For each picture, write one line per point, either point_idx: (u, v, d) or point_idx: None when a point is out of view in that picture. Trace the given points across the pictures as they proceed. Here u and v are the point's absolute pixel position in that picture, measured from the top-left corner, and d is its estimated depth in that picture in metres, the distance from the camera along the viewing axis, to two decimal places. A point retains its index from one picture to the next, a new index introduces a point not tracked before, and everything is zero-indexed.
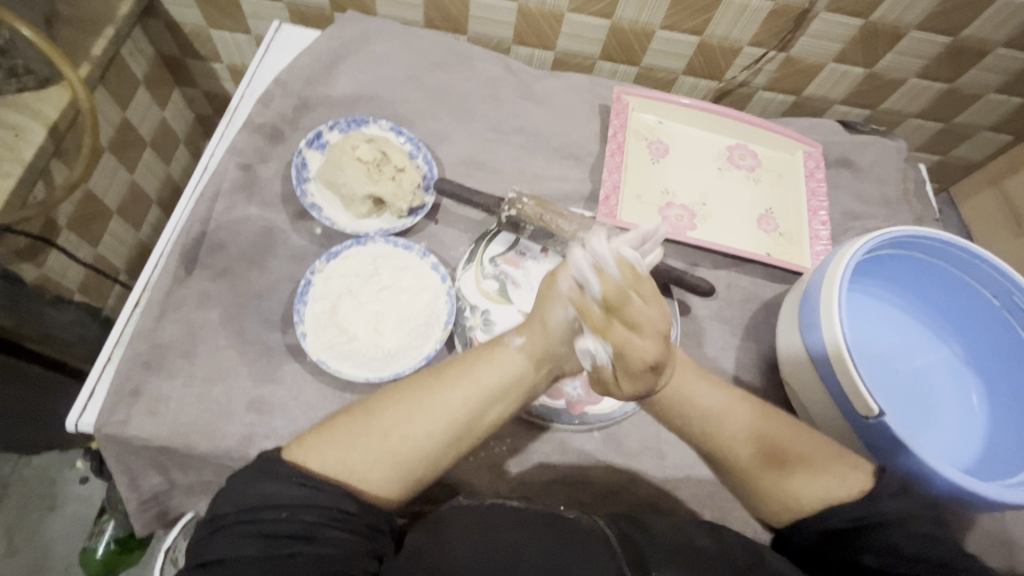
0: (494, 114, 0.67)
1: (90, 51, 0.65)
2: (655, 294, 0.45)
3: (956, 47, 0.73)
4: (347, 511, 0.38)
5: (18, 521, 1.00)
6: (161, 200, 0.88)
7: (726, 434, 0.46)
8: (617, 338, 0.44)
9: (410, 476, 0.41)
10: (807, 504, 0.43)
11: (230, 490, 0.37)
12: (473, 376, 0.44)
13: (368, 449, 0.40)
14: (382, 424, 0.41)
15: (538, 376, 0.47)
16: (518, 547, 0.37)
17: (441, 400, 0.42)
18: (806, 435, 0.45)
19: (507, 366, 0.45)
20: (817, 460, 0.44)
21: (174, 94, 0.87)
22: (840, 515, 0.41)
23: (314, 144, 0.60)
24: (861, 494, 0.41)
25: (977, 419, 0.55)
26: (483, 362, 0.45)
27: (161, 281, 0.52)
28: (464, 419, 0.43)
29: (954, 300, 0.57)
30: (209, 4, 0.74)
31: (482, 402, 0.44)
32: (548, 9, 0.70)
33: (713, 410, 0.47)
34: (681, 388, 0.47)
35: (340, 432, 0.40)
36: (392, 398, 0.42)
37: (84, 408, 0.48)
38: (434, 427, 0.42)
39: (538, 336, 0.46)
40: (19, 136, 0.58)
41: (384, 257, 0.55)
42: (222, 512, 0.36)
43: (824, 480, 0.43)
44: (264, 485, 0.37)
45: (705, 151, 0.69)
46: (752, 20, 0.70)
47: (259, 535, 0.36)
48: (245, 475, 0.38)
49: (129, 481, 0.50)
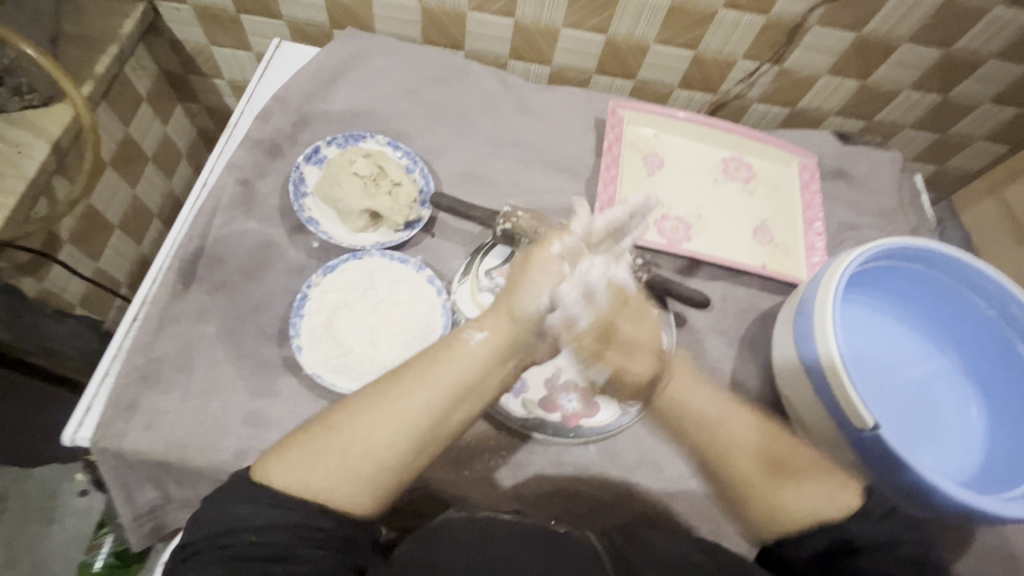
0: (491, 128, 0.68)
1: (93, 69, 0.66)
2: (649, 322, 0.54)
3: (949, 59, 0.74)
4: (317, 528, 0.38)
5: (17, 534, 1.00)
6: (162, 214, 0.89)
7: (735, 446, 0.50)
8: (612, 361, 0.53)
9: (380, 485, 0.40)
10: (800, 513, 0.45)
11: (201, 513, 0.38)
12: (432, 377, 0.43)
13: (330, 466, 0.39)
14: (341, 438, 0.40)
15: (504, 370, 0.46)
16: (514, 561, 0.38)
17: (399, 406, 0.41)
18: (801, 452, 0.49)
19: (467, 363, 0.44)
20: (806, 475, 0.47)
21: (176, 109, 0.88)
22: (823, 535, 0.44)
23: (312, 159, 0.61)
24: (845, 510, 0.44)
25: (976, 431, 0.54)
26: (442, 362, 0.43)
27: (159, 295, 0.53)
28: (425, 423, 0.41)
29: (951, 310, 0.57)
30: (211, 22, 0.75)
31: (445, 403, 0.42)
32: (543, 25, 0.71)
33: (715, 418, 0.51)
34: (677, 394, 0.53)
35: (300, 449, 0.39)
36: (350, 408, 0.41)
37: (80, 422, 0.48)
38: (397, 433, 0.41)
39: (501, 328, 0.46)
40: (22, 152, 0.59)
41: (380, 270, 0.56)
42: (194, 539, 0.37)
43: (815, 491, 0.46)
44: (230, 507, 0.37)
45: (700, 163, 0.69)
46: (745, 34, 0.71)
47: (231, 559, 0.36)
48: (212, 499, 0.38)
49: (125, 496, 0.50)
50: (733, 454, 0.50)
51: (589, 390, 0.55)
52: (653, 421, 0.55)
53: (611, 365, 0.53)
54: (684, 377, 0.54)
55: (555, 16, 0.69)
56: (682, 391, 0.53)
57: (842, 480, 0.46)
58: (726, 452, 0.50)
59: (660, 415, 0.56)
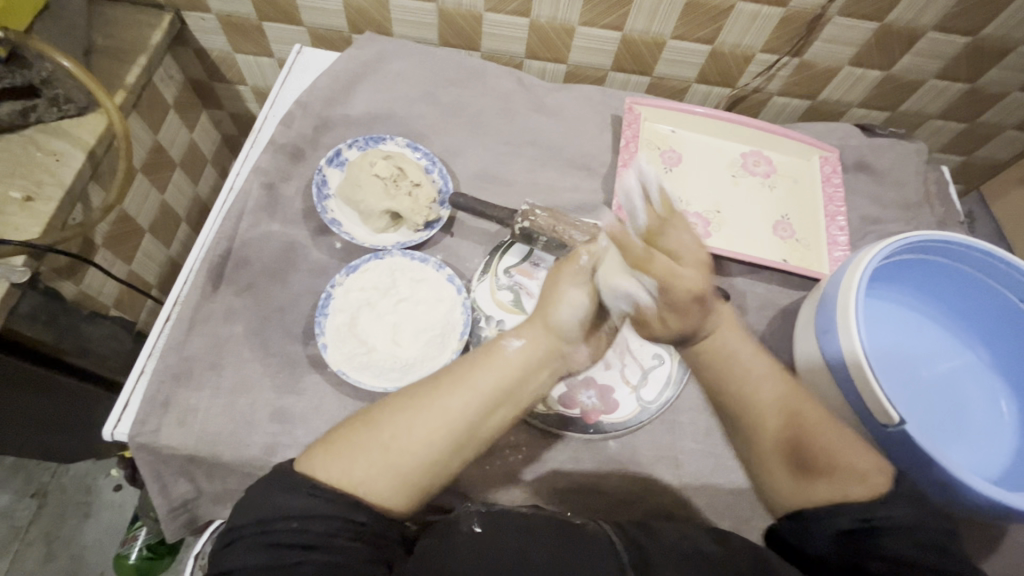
0: (507, 128, 0.68)
1: (124, 79, 0.68)
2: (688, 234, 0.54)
3: (976, 47, 0.72)
4: (357, 522, 0.39)
5: (56, 528, 1.04)
6: (189, 218, 0.91)
7: (763, 410, 0.48)
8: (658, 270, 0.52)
9: (417, 484, 0.42)
10: (821, 496, 0.42)
11: (244, 503, 0.39)
12: (472, 380, 0.45)
13: (371, 462, 0.41)
14: (383, 436, 0.42)
15: (539, 378, 0.49)
16: (529, 552, 0.39)
17: (439, 406, 0.43)
18: (835, 425, 0.46)
19: (505, 369, 0.47)
20: (835, 454, 0.44)
21: (202, 116, 0.91)
22: (847, 514, 0.41)
23: (333, 161, 0.62)
24: (876, 495, 0.41)
25: (1007, 428, 0.53)
26: (482, 366, 0.46)
27: (189, 297, 0.55)
28: (464, 426, 0.44)
29: (980, 305, 0.56)
30: (234, 30, 0.77)
31: (484, 407, 0.45)
32: (558, 24, 0.71)
33: (752, 387, 0.49)
34: (725, 343, 0.52)
35: (342, 445, 0.41)
36: (392, 407, 0.43)
37: (118, 418, 0.50)
38: (438, 433, 0.43)
39: (538, 337, 0.49)
40: (59, 161, 0.62)
41: (401, 269, 0.57)
42: (237, 523, 0.38)
43: (841, 477, 0.43)
44: (274, 494, 0.38)
45: (718, 159, 0.69)
46: (764, 27, 0.70)
47: (270, 545, 0.37)
48: (257, 487, 0.39)
49: (160, 489, 0.52)
50: (759, 431, 0.48)
51: (608, 386, 0.56)
52: (672, 417, 0.55)
53: (659, 272, 0.52)
54: (730, 330, 0.53)
55: (570, 14, 0.69)
56: (729, 347, 0.52)
57: (868, 457, 0.44)
58: (756, 417, 0.48)
59: (679, 411, 0.56)
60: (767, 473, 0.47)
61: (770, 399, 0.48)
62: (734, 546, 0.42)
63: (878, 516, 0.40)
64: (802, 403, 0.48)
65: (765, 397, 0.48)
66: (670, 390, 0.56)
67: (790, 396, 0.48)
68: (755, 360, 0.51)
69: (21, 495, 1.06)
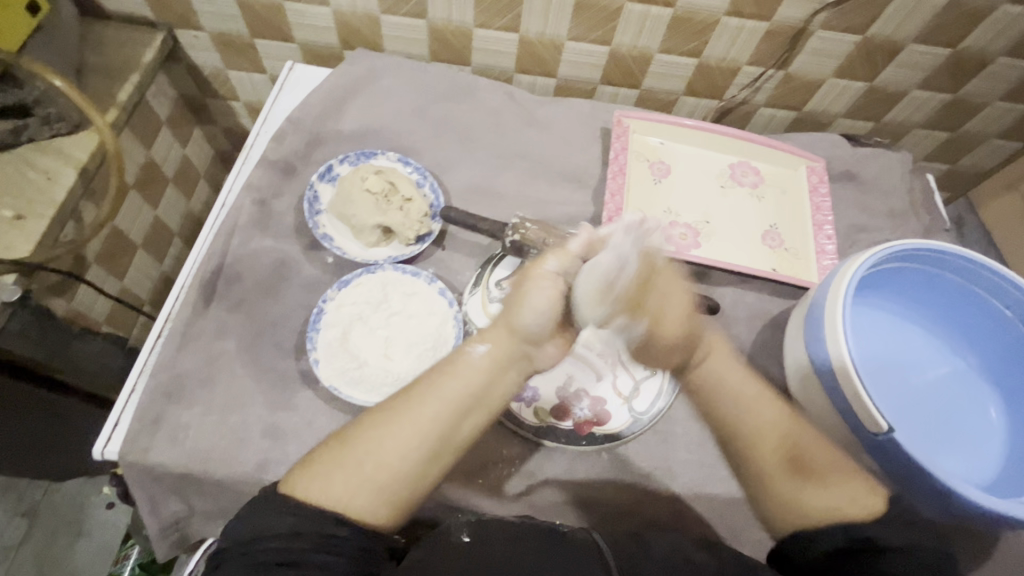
0: (498, 141, 0.69)
1: (116, 97, 0.69)
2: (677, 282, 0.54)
3: (956, 58, 0.73)
4: (335, 535, 0.39)
5: (46, 548, 1.02)
6: (182, 233, 0.92)
7: (764, 432, 0.49)
8: (653, 309, 0.52)
9: (397, 494, 0.42)
10: (814, 514, 0.44)
11: (235, 523, 0.40)
12: (441, 388, 0.45)
13: (348, 478, 0.41)
14: (357, 452, 0.42)
15: (509, 379, 0.48)
16: (518, 555, 0.40)
17: (409, 419, 0.43)
18: (826, 451, 0.48)
19: (470, 377, 0.46)
20: (834, 476, 0.46)
21: (195, 132, 0.92)
22: (839, 530, 0.42)
23: (325, 177, 0.62)
24: (873, 514, 0.43)
25: (993, 434, 0.54)
26: (448, 375, 0.45)
27: (181, 314, 0.55)
28: (437, 433, 0.44)
29: (965, 312, 0.56)
30: (226, 47, 0.78)
31: (456, 414, 0.45)
32: (547, 39, 0.72)
33: (753, 401, 0.51)
34: (715, 373, 0.53)
35: (319, 463, 0.42)
36: (364, 423, 0.43)
37: (109, 436, 0.50)
38: (410, 444, 0.43)
39: (502, 340, 0.48)
40: (52, 178, 0.62)
41: (393, 283, 0.57)
42: (226, 546, 0.39)
43: (833, 491, 0.45)
44: (255, 518, 0.39)
45: (706, 170, 0.70)
46: (749, 40, 0.71)
47: (250, 565, 0.37)
48: (244, 512, 0.40)
49: (150, 508, 0.52)
50: (761, 439, 0.49)
51: (601, 398, 0.56)
52: (665, 428, 0.56)
53: (651, 312, 0.52)
54: (720, 360, 0.53)
55: (558, 30, 0.71)
56: (717, 375, 0.53)
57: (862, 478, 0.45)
58: (754, 438, 0.49)
59: (672, 422, 0.56)
60: (768, 486, 0.47)
61: (778, 438, 0.49)
62: (723, 554, 0.42)
63: (882, 537, 0.41)
64: (806, 437, 0.48)
65: (765, 423, 0.49)
66: (663, 400, 0.56)
67: (794, 431, 0.49)
68: (744, 383, 0.52)
69: (12, 515, 1.04)
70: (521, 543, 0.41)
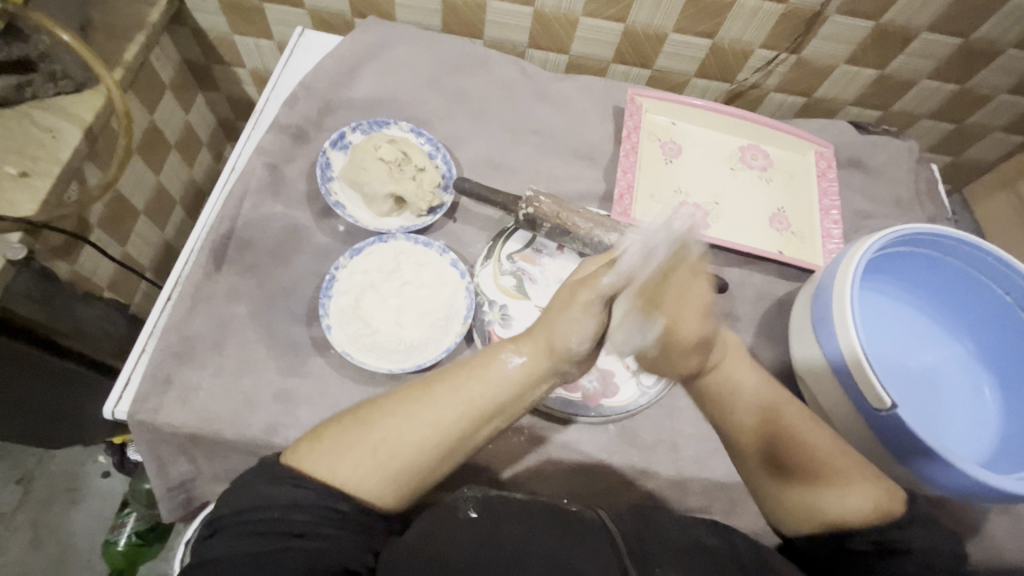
0: (510, 115, 0.69)
1: (122, 56, 0.67)
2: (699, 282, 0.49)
3: (967, 48, 0.74)
4: (338, 511, 0.40)
5: (41, 515, 1.02)
6: (184, 201, 0.90)
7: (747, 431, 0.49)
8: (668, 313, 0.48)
9: (405, 484, 0.42)
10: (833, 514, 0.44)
11: (231, 492, 0.40)
12: (463, 391, 0.44)
13: (359, 461, 0.41)
14: (373, 437, 0.42)
15: (536, 393, 0.46)
16: (527, 536, 0.40)
17: (431, 416, 0.43)
18: (842, 451, 0.47)
19: (500, 385, 0.44)
20: (841, 480, 0.45)
21: (198, 99, 0.90)
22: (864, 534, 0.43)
23: (337, 144, 0.62)
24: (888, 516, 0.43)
25: (988, 414, 0.55)
26: (474, 377, 0.44)
27: (192, 276, 0.54)
28: (454, 434, 0.43)
29: (966, 296, 0.58)
30: (234, 11, 0.76)
31: (476, 420, 0.44)
32: (562, 13, 0.71)
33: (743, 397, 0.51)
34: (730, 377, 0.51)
35: (331, 441, 0.42)
36: (384, 410, 0.43)
37: (119, 396, 0.50)
38: (428, 442, 0.42)
39: (540, 354, 0.45)
40: (56, 136, 0.60)
41: (405, 253, 0.57)
42: (221, 513, 0.39)
43: (849, 495, 0.45)
44: (260, 486, 0.39)
45: (717, 151, 0.70)
46: (764, 23, 0.71)
47: (253, 531, 0.38)
48: (241, 480, 0.40)
49: (158, 468, 0.52)
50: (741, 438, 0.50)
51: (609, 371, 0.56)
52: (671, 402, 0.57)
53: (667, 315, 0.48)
54: (735, 362, 0.51)
55: (574, 4, 0.70)
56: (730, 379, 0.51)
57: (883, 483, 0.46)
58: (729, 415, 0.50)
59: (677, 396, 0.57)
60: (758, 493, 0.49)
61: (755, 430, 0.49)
62: (733, 541, 0.43)
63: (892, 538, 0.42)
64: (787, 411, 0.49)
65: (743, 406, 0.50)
66: None
67: (776, 404, 0.50)
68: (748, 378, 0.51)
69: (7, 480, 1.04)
70: (531, 523, 0.42)
